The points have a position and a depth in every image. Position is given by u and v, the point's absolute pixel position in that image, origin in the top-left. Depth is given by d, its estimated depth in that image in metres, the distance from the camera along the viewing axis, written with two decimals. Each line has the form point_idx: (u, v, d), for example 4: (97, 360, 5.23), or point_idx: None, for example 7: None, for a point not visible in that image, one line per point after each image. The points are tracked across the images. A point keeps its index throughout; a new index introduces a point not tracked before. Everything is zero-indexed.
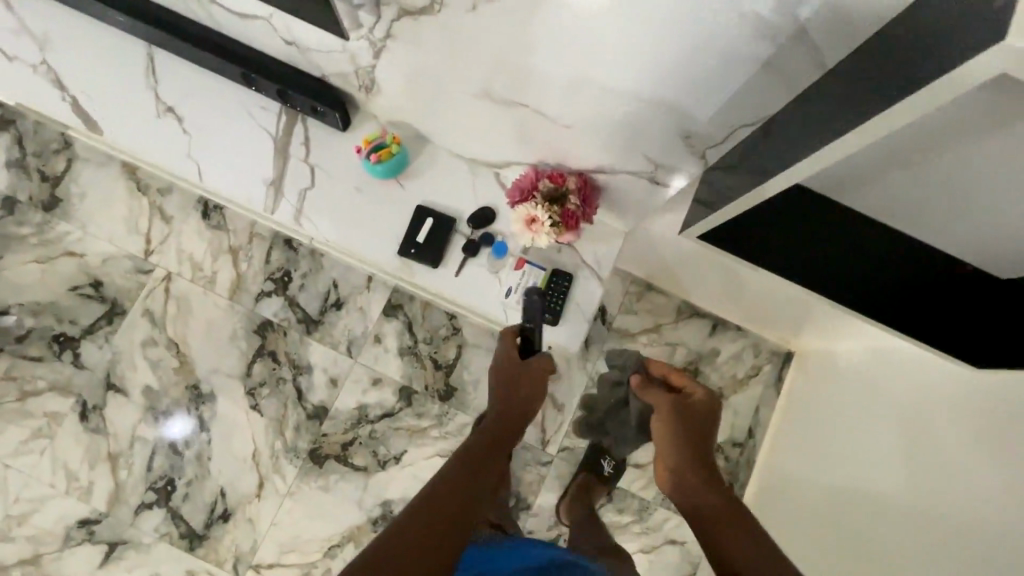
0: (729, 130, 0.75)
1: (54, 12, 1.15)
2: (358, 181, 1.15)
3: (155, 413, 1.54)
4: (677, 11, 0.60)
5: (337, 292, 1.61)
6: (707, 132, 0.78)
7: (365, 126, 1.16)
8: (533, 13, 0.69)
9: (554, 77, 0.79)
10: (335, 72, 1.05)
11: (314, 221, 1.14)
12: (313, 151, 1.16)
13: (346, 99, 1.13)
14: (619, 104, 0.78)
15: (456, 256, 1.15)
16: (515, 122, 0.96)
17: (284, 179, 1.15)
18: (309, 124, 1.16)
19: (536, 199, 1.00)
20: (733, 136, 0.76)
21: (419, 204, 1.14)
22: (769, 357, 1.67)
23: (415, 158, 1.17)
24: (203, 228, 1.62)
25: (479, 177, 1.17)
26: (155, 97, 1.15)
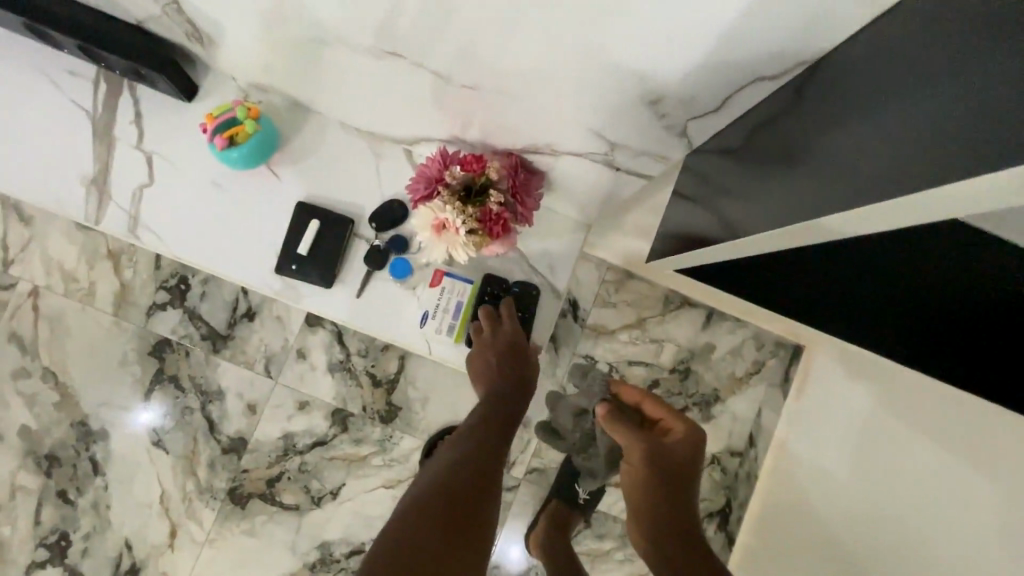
0: (724, 94, 0.49)
1: None
2: (214, 174, 0.83)
3: (37, 457, 1.28)
4: None
5: (247, 300, 1.32)
6: (689, 99, 0.50)
7: (219, 96, 0.83)
8: None
9: (449, 22, 0.50)
10: (144, 15, 0.71)
11: (158, 232, 0.83)
12: (148, 133, 0.83)
13: (181, 55, 0.79)
14: (551, 61, 0.50)
15: (358, 270, 0.84)
16: (410, 81, 0.64)
17: (111, 175, 0.83)
18: (139, 94, 0.83)
19: (443, 197, 0.69)
20: (730, 101, 0.49)
21: (300, 202, 0.83)
22: (773, 350, 1.41)
23: (291, 135, 0.83)
24: (73, 229, 1.30)
25: (383, 157, 0.84)
26: None
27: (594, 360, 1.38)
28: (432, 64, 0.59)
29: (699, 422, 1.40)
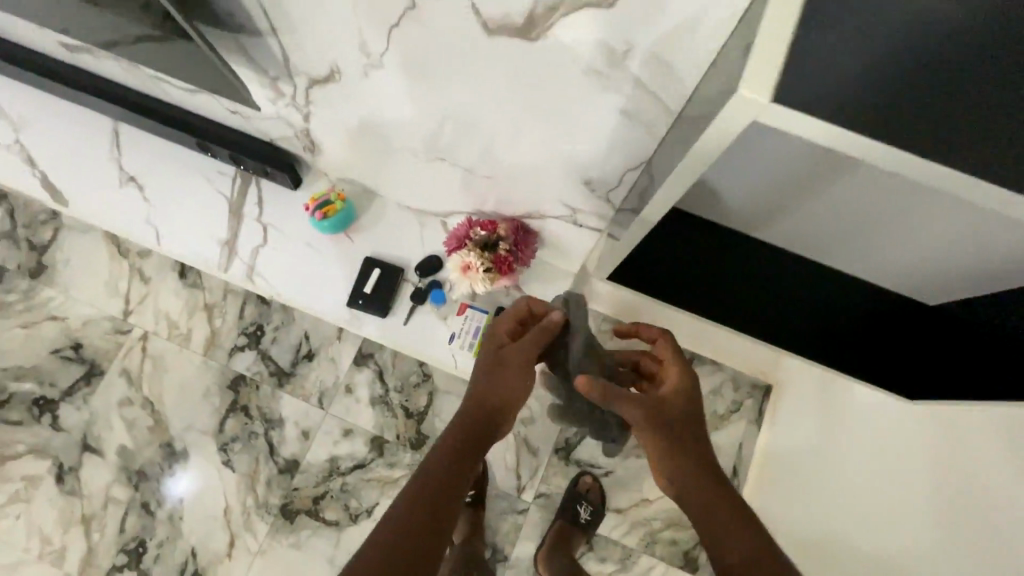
0: (618, 173, 0.78)
1: (29, 98, 1.24)
2: (308, 237, 1.18)
3: (129, 472, 1.55)
4: (539, 75, 0.63)
5: (308, 344, 1.63)
6: (602, 178, 0.81)
7: (315, 185, 1.19)
8: (421, 81, 0.71)
9: (459, 136, 0.84)
10: (279, 135, 1.09)
11: (266, 277, 1.17)
12: (265, 210, 1.19)
13: (295, 160, 1.17)
14: (524, 156, 0.82)
15: (405, 305, 1.15)
16: (447, 174, 1.00)
17: (238, 239, 1.19)
18: (262, 185, 1.20)
19: (468, 247, 1.02)
20: (623, 178, 0.79)
21: (367, 256, 1.16)
22: (749, 392, 1.61)
23: (363, 211, 1.19)
24: (180, 287, 1.66)
25: (427, 226, 1.18)
26: (118, 167, 1.22)
27: None
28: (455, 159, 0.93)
29: None
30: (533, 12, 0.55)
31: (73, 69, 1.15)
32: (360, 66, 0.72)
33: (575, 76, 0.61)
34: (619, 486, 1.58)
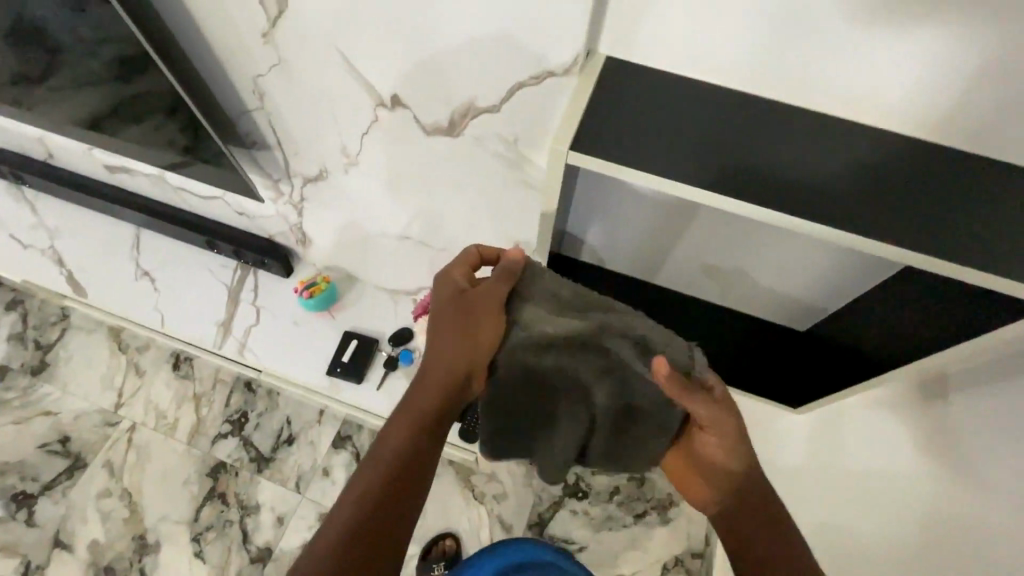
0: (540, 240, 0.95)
1: (68, 211, 1.48)
2: (296, 316, 1.35)
3: (96, 569, 1.53)
4: (462, 170, 0.82)
5: (290, 428, 1.70)
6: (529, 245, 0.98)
7: (304, 272, 1.39)
8: (382, 175, 0.91)
9: (414, 219, 1.03)
10: (277, 230, 1.32)
11: (256, 352, 1.32)
12: (259, 294, 1.38)
13: (288, 252, 1.38)
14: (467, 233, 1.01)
15: (378, 372, 1.29)
16: (414, 253, 1.20)
17: (233, 320, 1.35)
18: (259, 274, 1.40)
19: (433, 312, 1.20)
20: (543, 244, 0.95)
21: (346, 330, 1.32)
22: None
23: (345, 293, 1.38)
24: (172, 379, 1.78)
25: (400, 302, 1.36)
26: (135, 264, 1.42)
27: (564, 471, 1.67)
28: (419, 237, 1.14)
29: (659, 525, 1.61)
30: (454, 116, 0.71)
31: (110, 187, 1.40)
32: (343, 166, 0.93)
33: (489, 169, 0.80)
34: (593, 563, 1.58)
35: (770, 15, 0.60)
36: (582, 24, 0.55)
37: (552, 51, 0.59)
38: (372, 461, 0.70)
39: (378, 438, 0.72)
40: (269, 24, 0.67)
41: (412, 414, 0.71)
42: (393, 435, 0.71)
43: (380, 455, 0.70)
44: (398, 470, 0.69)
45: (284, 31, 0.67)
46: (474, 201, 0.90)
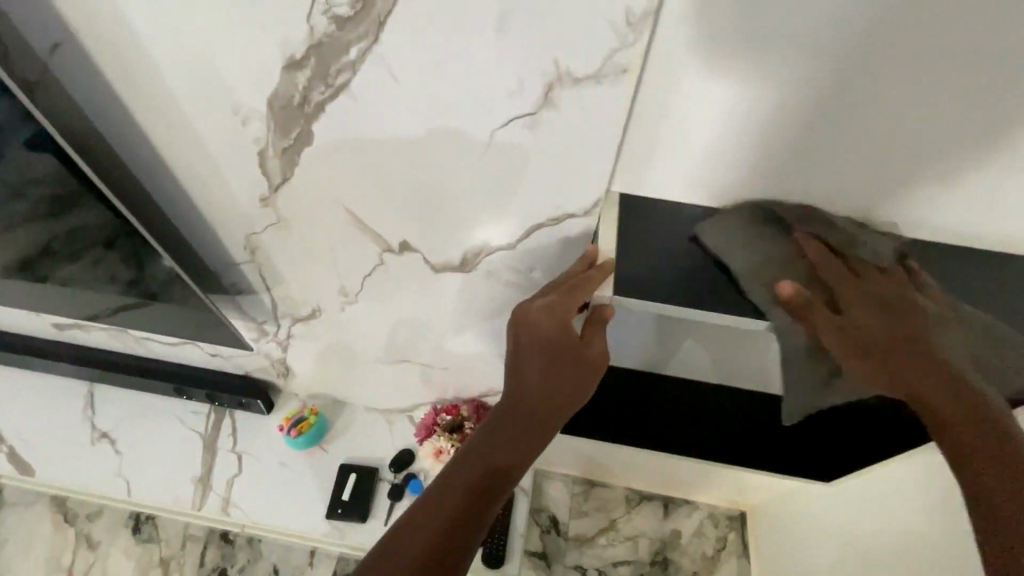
0: None
1: (6, 376, 1.33)
2: (284, 457, 1.25)
3: None
4: (469, 297, 0.81)
5: None
6: None
7: (287, 405, 1.30)
8: (379, 307, 0.89)
9: (413, 341, 1.00)
10: (255, 367, 1.23)
11: (242, 507, 1.19)
12: (239, 439, 1.26)
13: (267, 387, 1.29)
14: (470, 348, 0.99)
15: (383, 504, 1.19)
16: (408, 374, 1.15)
17: (212, 474, 1.23)
18: (236, 415, 1.29)
19: (438, 432, 1.13)
20: None
21: (342, 463, 1.23)
22: (729, 525, 1.65)
23: (334, 422, 1.29)
24: (132, 546, 1.56)
25: (396, 423, 1.29)
26: (91, 427, 1.28)
27: (584, 569, 1.59)
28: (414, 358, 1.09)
29: None
30: (465, 255, 0.70)
31: (60, 345, 1.28)
32: (338, 304, 0.89)
33: (498, 295, 0.79)
34: None
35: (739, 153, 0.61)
36: (601, 178, 0.54)
37: (568, 198, 0.58)
38: (435, 491, 0.58)
39: (440, 470, 0.61)
40: (271, 190, 0.65)
41: (496, 440, 0.62)
42: (467, 465, 0.60)
43: (446, 484, 0.59)
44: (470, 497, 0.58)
45: (288, 195, 0.66)
46: (480, 321, 0.89)
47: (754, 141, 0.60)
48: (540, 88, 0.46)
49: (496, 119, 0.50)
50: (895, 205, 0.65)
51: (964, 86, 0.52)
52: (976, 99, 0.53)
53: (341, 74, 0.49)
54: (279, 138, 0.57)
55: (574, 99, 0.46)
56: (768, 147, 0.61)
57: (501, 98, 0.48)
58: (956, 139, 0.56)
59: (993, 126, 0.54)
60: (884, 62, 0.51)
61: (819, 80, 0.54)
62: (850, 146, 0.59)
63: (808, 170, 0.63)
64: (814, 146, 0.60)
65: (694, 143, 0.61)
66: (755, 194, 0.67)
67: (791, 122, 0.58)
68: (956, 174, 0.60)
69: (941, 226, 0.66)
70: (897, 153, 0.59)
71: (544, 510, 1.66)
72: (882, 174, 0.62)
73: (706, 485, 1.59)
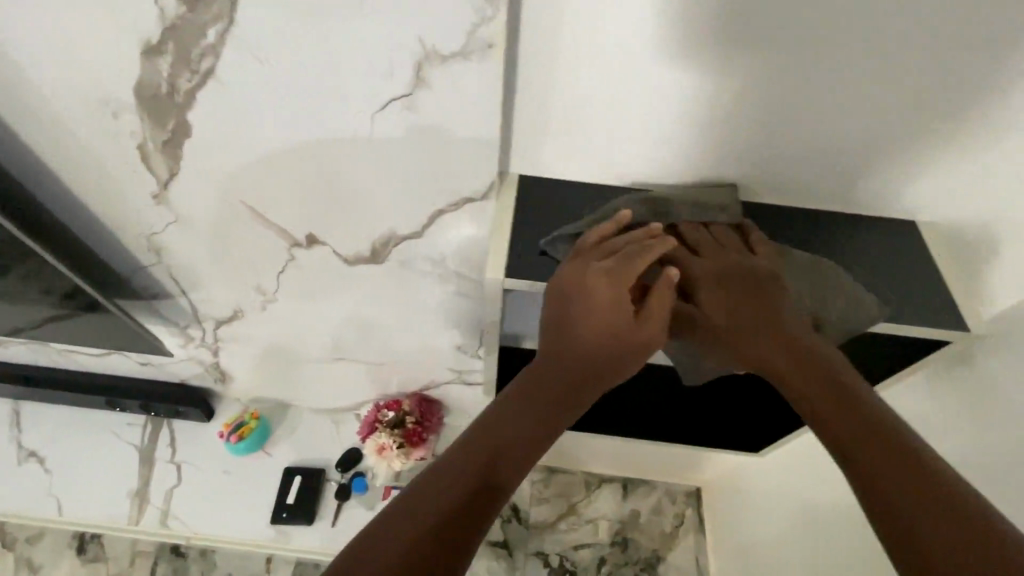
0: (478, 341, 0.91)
1: None
2: (225, 464, 1.21)
3: None
4: (390, 290, 0.79)
5: None
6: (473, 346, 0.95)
7: (227, 411, 1.26)
8: (302, 304, 0.86)
9: (346, 338, 0.97)
10: (190, 374, 1.19)
11: (182, 518, 1.16)
12: (178, 449, 1.22)
13: (206, 394, 1.24)
14: (405, 342, 0.97)
15: (330, 505, 1.17)
16: (348, 372, 1.12)
17: (149, 487, 1.19)
18: (174, 425, 1.25)
19: (380, 429, 1.11)
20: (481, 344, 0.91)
21: (286, 467, 1.20)
22: (686, 501, 1.68)
23: (278, 425, 1.25)
24: (77, 566, 1.50)
25: (342, 422, 1.26)
26: (17, 446, 1.21)
27: (546, 555, 1.60)
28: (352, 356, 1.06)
29: None
30: (375, 245, 0.68)
31: None
32: (259, 302, 0.86)
33: (419, 287, 0.77)
34: None
35: (643, 136, 0.61)
36: (491, 159, 0.53)
37: (464, 182, 0.57)
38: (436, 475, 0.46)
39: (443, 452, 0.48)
40: (161, 186, 0.62)
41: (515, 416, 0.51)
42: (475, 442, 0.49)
43: (441, 488, 0.45)
44: (475, 504, 0.45)
45: (180, 191, 0.63)
46: (408, 315, 0.86)
47: (651, 125, 0.60)
48: (410, 69, 0.45)
49: (373, 102, 0.48)
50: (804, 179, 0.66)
51: (855, 78, 0.54)
52: (867, 91, 0.55)
53: (203, 60, 0.46)
54: (156, 131, 0.54)
55: (446, 78, 0.45)
56: (672, 130, 0.60)
57: (373, 81, 0.46)
58: (850, 130, 0.59)
59: (891, 97, 0.56)
60: (779, 36, 0.51)
61: (722, 66, 0.54)
62: (756, 136, 0.61)
63: (719, 157, 0.64)
64: (721, 132, 0.60)
65: (596, 128, 0.60)
66: (658, 179, 0.67)
67: (699, 111, 0.58)
68: (865, 145, 0.61)
69: (842, 196, 0.68)
70: (811, 129, 0.59)
71: None
72: (788, 162, 0.63)
73: (661, 463, 1.62)
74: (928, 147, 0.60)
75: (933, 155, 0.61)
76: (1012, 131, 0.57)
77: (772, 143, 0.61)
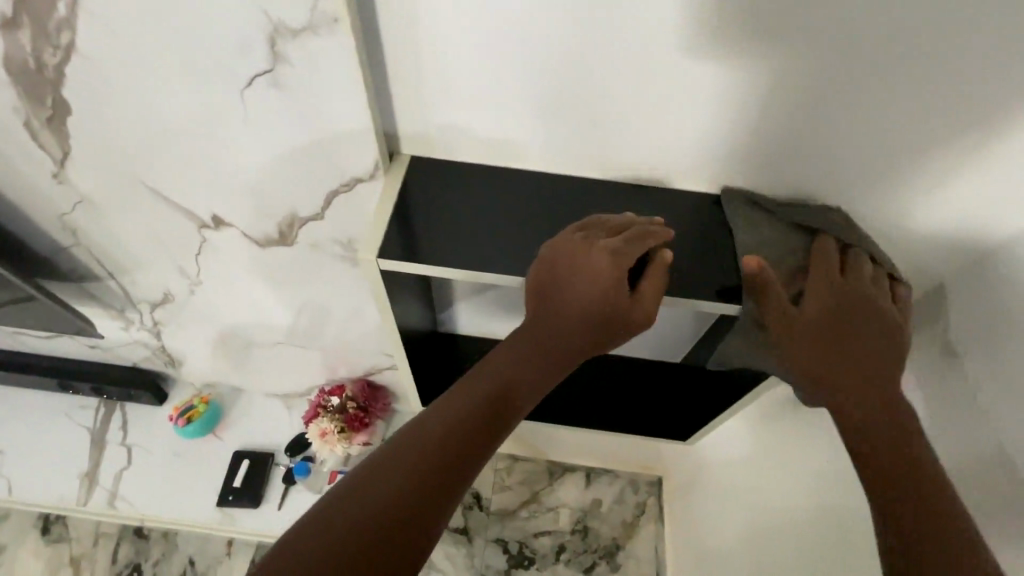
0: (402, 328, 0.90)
1: None
2: (175, 448, 1.22)
3: None
4: (310, 274, 0.79)
5: (194, 570, 1.50)
6: None
7: (179, 395, 1.26)
8: (229, 288, 0.86)
9: (281, 323, 0.97)
10: (139, 357, 1.19)
11: (131, 499, 1.17)
12: (129, 431, 1.23)
13: (158, 377, 1.25)
14: (340, 329, 0.97)
15: (277, 489, 1.18)
16: (293, 358, 1.12)
17: (99, 469, 1.20)
18: (127, 408, 1.25)
19: (323, 414, 1.12)
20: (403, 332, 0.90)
21: (235, 450, 1.21)
22: (648, 490, 1.68)
23: (229, 409, 1.26)
24: (41, 547, 1.52)
25: (294, 407, 1.27)
26: None
27: (505, 541, 1.61)
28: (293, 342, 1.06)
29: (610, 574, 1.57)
30: (282, 227, 0.68)
31: None
32: (187, 285, 0.86)
33: (336, 270, 0.77)
34: None
35: (544, 121, 0.60)
36: (369, 139, 0.53)
37: (351, 162, 0.57)
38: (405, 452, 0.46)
39: (413, 426, 0.49)
40: (59, 166, 0.62)
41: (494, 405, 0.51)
42: (451, 422, 0.49)
43: (403, 469, 0.45)
44: (435, 474, 0.46)
45: (79, 171, 0.62)
46: (333, 299, 0.86)
47: (546, 108, 0.58)
48: (264, 44, 0.45)
49: (238, 79, 0.48)
50: (728, 167, 0.63)
51: (763, 71, 0.53)
52: (780, 86, 0.54)
53: (62, 35, 0.46)
54: (35, 108, 0.54)
55: (302, 54, 0.45)
56: (574, 114, 0.59)
57: (233, 57, 0.46)
58: (770, 127, 0.58)
59: (832, 82, 0.53)
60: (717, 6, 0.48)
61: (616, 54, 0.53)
62: (673, 130, 0.60)
63: (639, 151, 0.63)
64: (632, 115, 0.59)
65: (496, 116, 0.59)
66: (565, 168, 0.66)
67: (606, 100, 0.57)
68: (805, 136, 0.58)
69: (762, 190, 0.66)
70: (764, 105, 0.56)
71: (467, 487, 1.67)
72: (715, 157, 0.62)
73: (623, 452, 1.62)
74: (851, 150, 0.59)
75: (864, 155, 0.59)
76: (923, 129, 0.55)
77: (691, 130, 0.59)
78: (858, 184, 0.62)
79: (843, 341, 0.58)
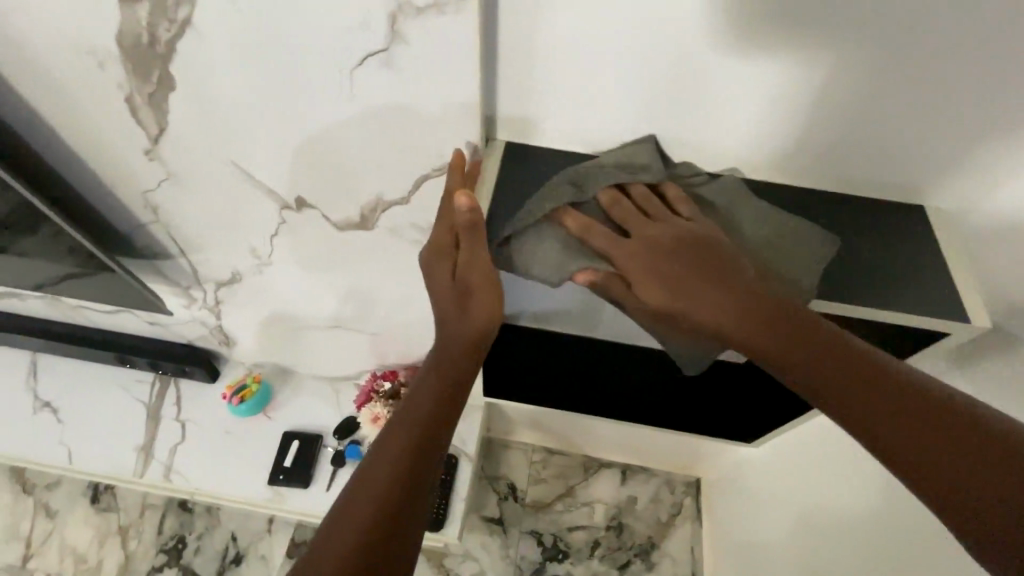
0: None
1: None
2: (227, 425, 1.24)
3: None
4: (380, 259, 0.79)
5: (236, 545, 1.54)
6: None
7: (231, 374, 1.29)
8: (297, 270, 0.86)
9: (341, 308, 0.98)
10: (196, 336, 1.21)
11: (184, 473, 1.20)
12: (183, 407, 1.26)
13: (211, 356, 1.27)
14: (399, 316, 0.97)
15: (325, 470, 1.20)
16: (346, 343, 1.12)
17: (154, 442, 1.23)
18: (181, 384, 1.28)
19: (375, 398, 1.14)
20: None
21: (285, 431, 1.22)
22: (685, 491, 1.66)
23: (278, 390, 1.27)
24: (91, 513, 1.57)
25: (342, 391, 1.28)
26: (33, 396, 1.26)
27: (540, 533, 1.61)
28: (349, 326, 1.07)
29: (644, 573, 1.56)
30: (364, 211, 0.68)
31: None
32: (256, 265, 0.87)
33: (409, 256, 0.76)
34: None
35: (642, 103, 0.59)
36: (471, 124, 0.52)
37: (447, 146, 0.56)
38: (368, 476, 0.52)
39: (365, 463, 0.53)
40: (151, 143, 0.63)
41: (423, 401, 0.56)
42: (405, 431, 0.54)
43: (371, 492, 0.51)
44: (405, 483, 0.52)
45: (171, 148, 0.63)
46: (399, 285, 0.85)
47: (648, 89, 0.57)
48: (384, 23, 0.44)
49: (349, 58, 0.48)
50: (826, 157, 0.62)
51: (884, 63, 0.52)
52: (899, 82, 0.53)
53: (179, 9, 0.46)
54: (140, 83, 0.54)
55: (420, 33, 0.45)
56: (675, 97, 0.58)
57: (349, 35, 0.46)
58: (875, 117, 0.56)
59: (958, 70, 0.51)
60: None
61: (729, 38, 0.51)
62: (778, 119, 0.58)
63: (740, 139, 0.61)
64: (736, 99, 0.57)
65: (594, 98, 0.58)
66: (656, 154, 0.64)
67: (710, 85, 0.56)
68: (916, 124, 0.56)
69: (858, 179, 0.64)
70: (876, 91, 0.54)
71: (502, 478, 1.67)
72: (814, 144, 0.60)
73: (662, 452, 1.60)
74: (963, 147, 0.57)
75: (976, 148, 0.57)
76: None
77: (795, 115, 0.58)
78: (963, 178, 0.60)
79: (655, 270, 0.53)
